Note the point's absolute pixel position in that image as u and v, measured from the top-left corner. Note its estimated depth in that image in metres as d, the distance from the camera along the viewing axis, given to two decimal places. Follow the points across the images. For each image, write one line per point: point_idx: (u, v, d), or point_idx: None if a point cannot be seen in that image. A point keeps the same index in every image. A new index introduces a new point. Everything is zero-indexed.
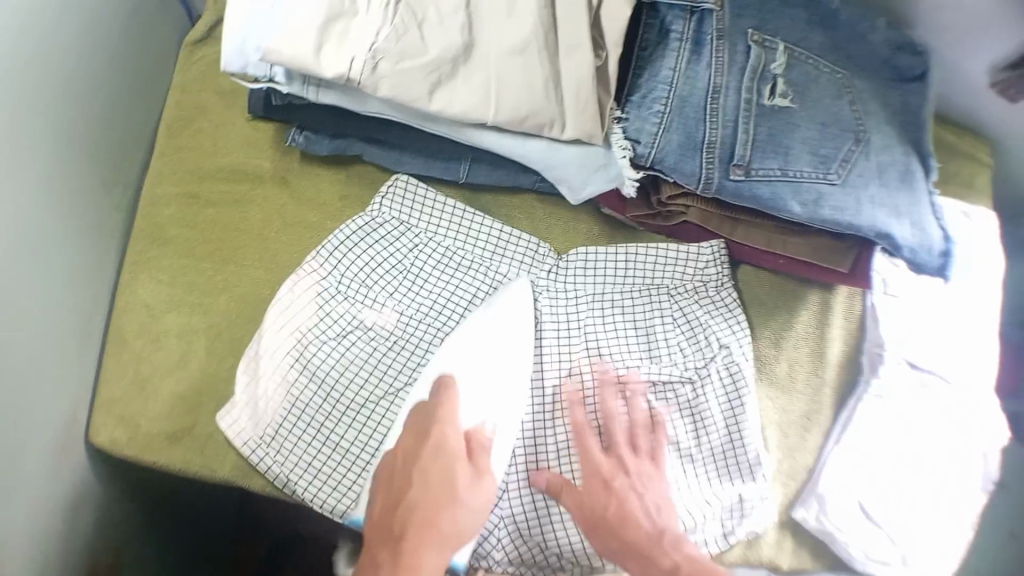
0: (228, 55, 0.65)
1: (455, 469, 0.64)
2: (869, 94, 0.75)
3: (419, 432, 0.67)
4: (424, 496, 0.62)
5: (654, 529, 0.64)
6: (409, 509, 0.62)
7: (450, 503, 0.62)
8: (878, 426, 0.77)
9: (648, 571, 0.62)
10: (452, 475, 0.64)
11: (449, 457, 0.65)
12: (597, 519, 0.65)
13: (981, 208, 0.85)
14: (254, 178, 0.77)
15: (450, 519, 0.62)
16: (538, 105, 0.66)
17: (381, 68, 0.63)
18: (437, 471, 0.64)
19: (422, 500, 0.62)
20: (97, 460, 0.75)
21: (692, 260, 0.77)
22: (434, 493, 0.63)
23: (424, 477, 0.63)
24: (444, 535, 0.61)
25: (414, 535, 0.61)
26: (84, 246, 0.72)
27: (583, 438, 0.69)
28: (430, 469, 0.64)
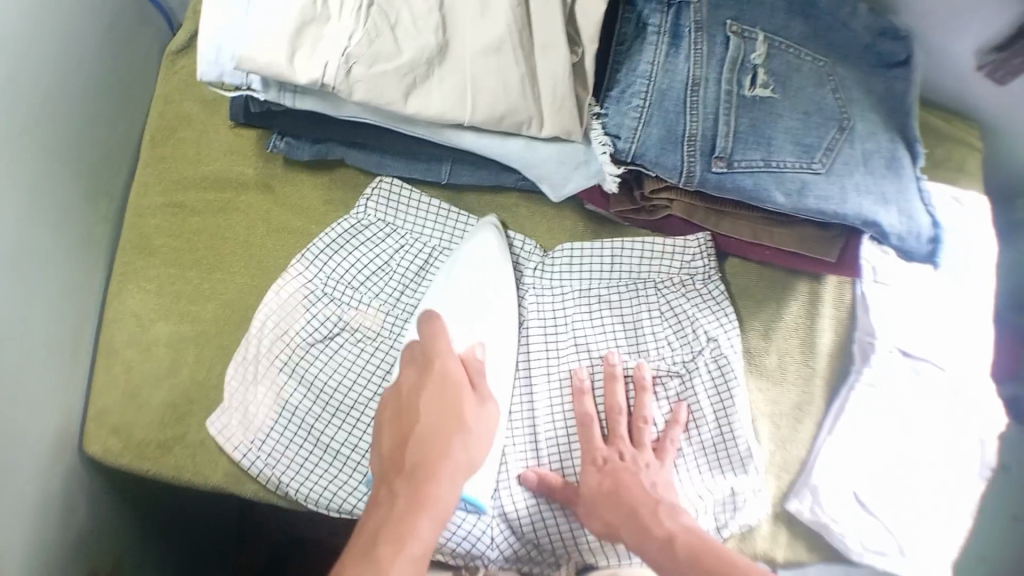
0: (203, 64, 0.65)
1: (460, 401, 0.65)
2: (852, 82, 0.74)
3: (421, 364, 0.68)
4: (432, 426, 0.63)
5: (650, 499, 0.65)
6: (419, 440, 0.63)
7: (457, 435, 0.63)
8: (880, 427, 0.76)
9: (643, 541, 0.62)
10: (459, 408, 0.65)
11: (454, 389, 0.66)
12: (595, 502, 0.67)
13: (973, 193, 0.85)
14: (237, 187, 0.77)
15: (460, 449, 0.63)
16: (515, 104, 0.66)
17: (355, 73, 0.63)
18: (445, 404, 0.65)
19: (431, 432, 0.63)
20: (93, 469, 0.75)
21: (677, 254, 0.76)
22: (443, 427, 0.63)
23: (431, 409, 0.64)
24: (458, 459, 0.62)
25: (429, 466, 0.61)
26: (71, 259, 0.72)
27: (587, 429, 0.71)
28: (438, 403, 0.65)
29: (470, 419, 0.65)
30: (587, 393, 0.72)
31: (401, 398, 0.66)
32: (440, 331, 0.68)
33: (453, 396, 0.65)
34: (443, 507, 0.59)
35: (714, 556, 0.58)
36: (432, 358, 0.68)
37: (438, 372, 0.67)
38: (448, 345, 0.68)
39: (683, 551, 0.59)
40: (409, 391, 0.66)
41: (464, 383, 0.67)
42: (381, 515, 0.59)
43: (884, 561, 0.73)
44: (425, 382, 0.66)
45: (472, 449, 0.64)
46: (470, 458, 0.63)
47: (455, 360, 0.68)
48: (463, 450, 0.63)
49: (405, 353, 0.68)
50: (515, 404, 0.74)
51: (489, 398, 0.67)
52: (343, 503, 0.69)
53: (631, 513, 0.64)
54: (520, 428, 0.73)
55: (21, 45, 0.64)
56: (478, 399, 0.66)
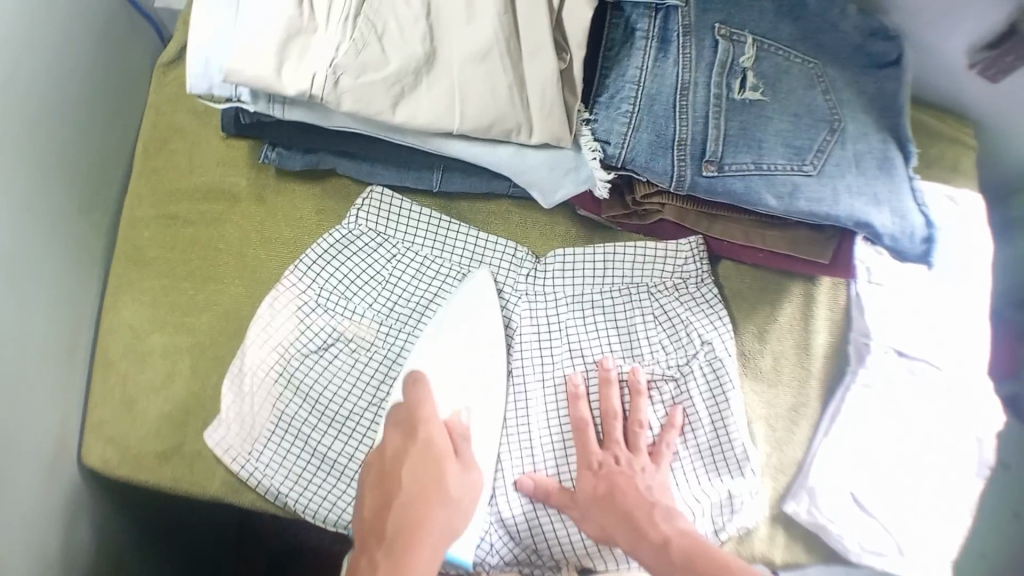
0: (192, 77, 0.65)
1: (443, 468, 0.66)
2: (842, 83, 0.74)
3: (405, 430, 0.68)
4: (414, 495, 0.65)
5: (645, 503, 0.65)
6: (400, 516, 0.64)
7: (438, 504, 0.65)
8: (882, 426, 0.76)
9: (639, 544, 0.62)
10: (439, 475, 0.66)
11: (438, 453, 0.67)
12: (590, 506, 0.67)
13: (967, 191, 0.84)
14: (229, 198, 0.77)
15: (439, 519, 0.64)
16: (503, 112, 0.66)
17: (342, 83, 0.63)
18: (426, 474, 0.66)
19: (413, 504, 0.64)
20: (91, 481, 0.76)
21: (670, 257, 0.76)
22: (424, 494, 0.65)
23: (413, 480, 0.66)
24: (436, 531, 0.64)
25: (408, 541, 0.62)
26: (66, 273, 0.72)
27: (582, 434, 0.71)
28: (421, 470, 0.66)
29: (451, 490, 0.66)
30: (582, 399, 0.72)
31: (384, 463, 0.66)
32: (426, 396, 0.69)
33: (435, 462, 0.67)
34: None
35: (709, 561, 0.59)
36: (415, 425, 0.68)
37: (420, 437, 0.68)
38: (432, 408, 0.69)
39: (679, 552, 0.60)
40: (390, 460, 0.67)
41: (447, 448, 0.68)
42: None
43: (881, 562, 0.73)
44: (408, 450, 0.67)
45: (451, 520, 0.65)
46: (450, 530, 0.64)
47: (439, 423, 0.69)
48: (442, 522, 0.64)
49: (391, 416, 0.69)
50: (510, 411, 0.73)
51: (471, 466, 0.68)
52: (341, 513, 0.69)
53: (626, 517, 0.65)
54: (515, 436, 0.73)
55: (11, 60, 0.64)
56: (460, 467, 0.67)
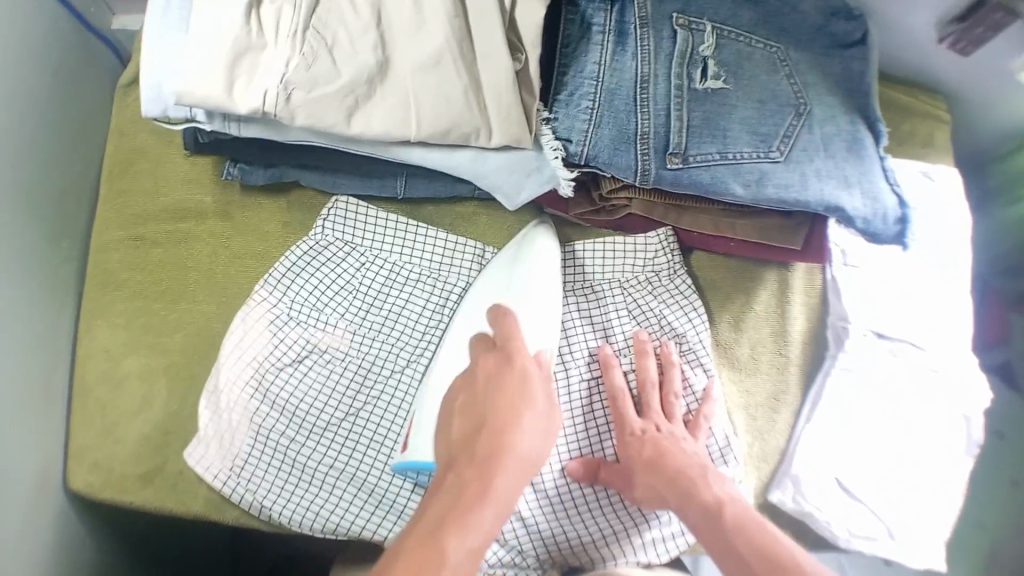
0: (146, 102, 0.65)
1: (533, 399, 0.62)
2: (805, 66, 0.74)
3: (498, 354, 0.66)
4: (501, 422, 0.60)
5: (693, 466, 0.66)
6: (488, 436, 0.60)
7: (523, 424, 0.61)
8: (866, 407, 0.76)
9: (688, 509, 0.63)
10: (530, 405, 0.62)
11: (530, 389, 0.63)
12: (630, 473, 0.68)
13: (943, 166, 0.83)
14: (195, 216, 0.77)
15: (521, 446, 0.60)
16: (460, 117, 0.66)
17: (294, 98, 0.63)
18: (516, 404, 0.61)
19: (499, 425, 0.60)
20: (79, 508, 0.76)
21: (640, 250, 0.75)
22: (514, 418, 0.61)
23: (501, 403, 0.62)
24: (517, 457, 0.59)
25: (493, 459, 0.59)
26: (39, 303, 0.72)
27: (619, 404, 0.70)
28: (510, 396, 0.62)
29: (536, 424, 0.61)
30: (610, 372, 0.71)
31: (476, 383, 0.64)
32: (517, 328, 0.67)
33: (529, 389, 0.63)
34: (502, 498, 0.57)
35: (761, 526, 0.60)
36: (512, 350, 0.66)
37: (517, 365, 0.64)
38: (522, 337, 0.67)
39: (731, 518, 0.61)
40: (475, 395, 0.63)
41: (539, 389, 0.63)
42: (447, 501, 0.56)
43: (872, 547, 0.75)
44: (500, 381, 0.63)
45: (535, 452, 0.61)
46: (530, 456, 0.60)
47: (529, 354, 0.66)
48: (528, 447, 0.60)
49: (476, 345, 0.67)
50: None
51: (552, 405, 0.64)
52: (326, 521, 0.70)
53: (669, 481, 0.65)
54: None
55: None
56: (545, 410, 0.63)
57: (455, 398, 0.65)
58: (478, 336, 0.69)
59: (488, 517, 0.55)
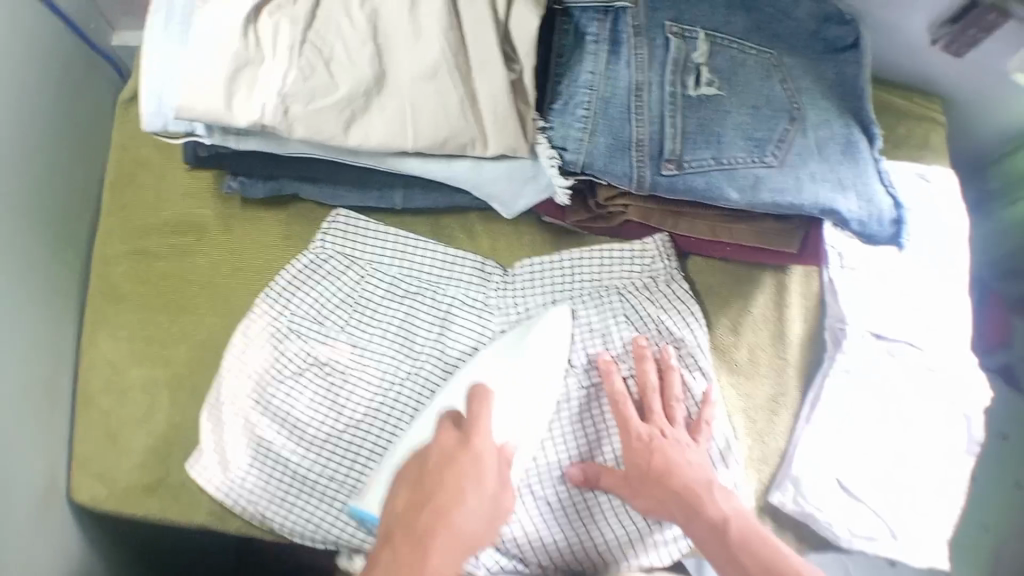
0: (146, 116, 0.66)
1: (481, 482, 0.62)
2: (800, 70, 0.75)
3: (459, 432, 0.66)
4: (444, 502, 0.60)
5: (699, 478, 0.66)
6: (430, 513, 0.60)
7: (466, 506, 0.61)
8: (864, 409, 0.77)
9: (695, 522, 0.64)
10: (478, 491, 0.62)
11: (481, 473, 0.63)
12: (636, 480, 0.68)
13: (938, 167, 0.84)
14: (197, 229, 0.78)
15: (462, 529, 0.60)
16: (456, 126, 0.67)
17: (292, 112, 0.64)
18: (465, 488, 0.61)
19: (442, 501, 0.60)
20: (84, 518, 0.77)
21: (638, 258, 0.76)
22: (457, 501, 0.61)
23: (451, 485, 0.61)
24: (457, 540, 0.59)
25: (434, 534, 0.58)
26: (44, 315, 0.73)
27: (621, 408, 0.71)
28: (460, 480, 0.62)
29: (480, 510, 0.61)
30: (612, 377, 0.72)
31: (433, 457, 0.64)
32: (486, 414, 0.66)
33: (480, 473, 0.63)
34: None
35: (770, 545, 0.61)
36: (472, 433, 0.65)
37: (472, 449, 0.64)
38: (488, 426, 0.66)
39: (738, 536, 0.62)
40: (424, 471, 0.63)
41: (488, 473, 0.63)
42: None
43: (872, 546, 0.75)
44: (451, 461, 0.63)
45: (478, 533, 0.61)
46: (470, 539, 0.60)
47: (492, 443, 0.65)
48: (471, 530, 0.60)
49: (442, 420, 0.66)
50: None
51: (500, 492, 0.64)
52: (327, 534, 0.71)
53: (674, 491, 0.66)
54: None
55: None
56: (492, 498, 0.63)
57: (406, 472, 0.64)
58: (448, 411, 0.68)
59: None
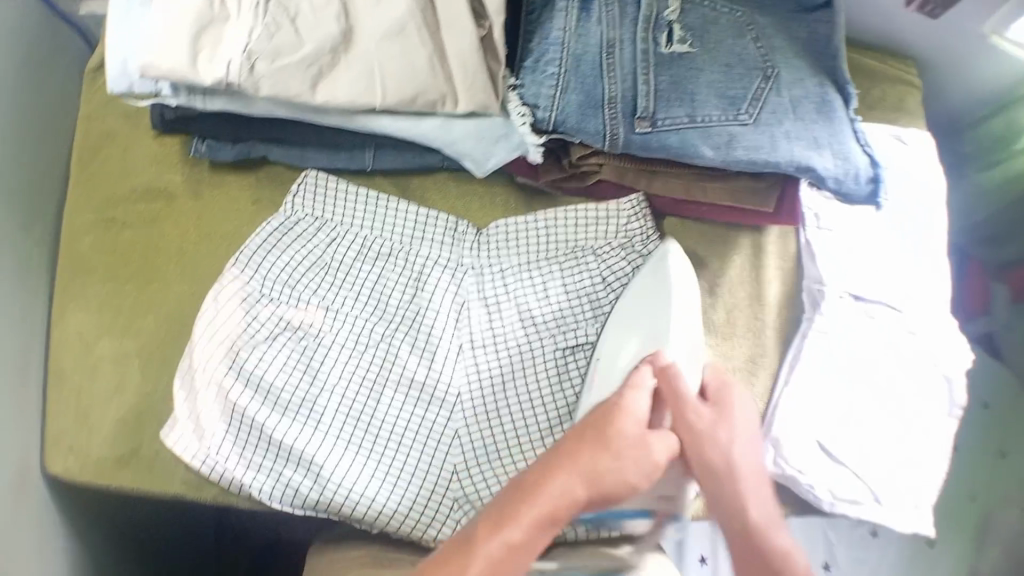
0: (112, 78, 0.65)
1: (621, 423, 0.55)
2: (772, 30, 0.74)
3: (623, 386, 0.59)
4: (574, 443, 0.55)
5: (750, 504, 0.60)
6: (560, 446, 0.56)
7: (597, 445, 0.54)
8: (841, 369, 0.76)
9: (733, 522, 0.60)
10: (619, 431, 0.55)
11: (623, 419, 0.56)
12: (708, 452, 0.59)
13: (914, 129, 0.83)
14: (165, 196, 0.77)
15: (587, 465, 0.54)
16: (425, 83, 0.66)
17: (258, 68, 0.62)
18: (604, 427, 0.55)
19: (574, 438, 0.55)
20: (55, 495, 0.75)
21: (613, 218, 0.75)
22: (583, 441, 0.55)
23: (580, 434, 0.55)
24: (582, 475, 0.54)
25: (563, 460, 0.54)
26: (13, 287, 0.72)
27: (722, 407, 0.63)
28: (599, 423, 0.56)
29: (625, 453, 0.54)
30: (678, 375, 0.60)
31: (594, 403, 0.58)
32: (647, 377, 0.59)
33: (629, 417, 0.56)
34: (554, 506, 0.53)
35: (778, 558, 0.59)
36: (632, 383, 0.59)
37: (622, 400, 0.57)
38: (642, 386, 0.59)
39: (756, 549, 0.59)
40: (580, 422, 0.57)
41: (637, 414, 0.56)
42: (495, 505, 0.53)
43: (856, 509, 0.74)
44: (604, 408, 0.57)
45: (614, 473, 0.54)
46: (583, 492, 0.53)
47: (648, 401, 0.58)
48: (605, 470, 0.54)
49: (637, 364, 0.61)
50: (470, 357, 0.74)
51: (653, 434, 0.57)
52: (307, 497, 0.69)
53: (740, 491, 0.60)
54: (467, 382, 0.74)
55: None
56: (654, 437, 0.57)
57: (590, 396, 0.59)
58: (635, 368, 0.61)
59: (525, 526, 0.52)
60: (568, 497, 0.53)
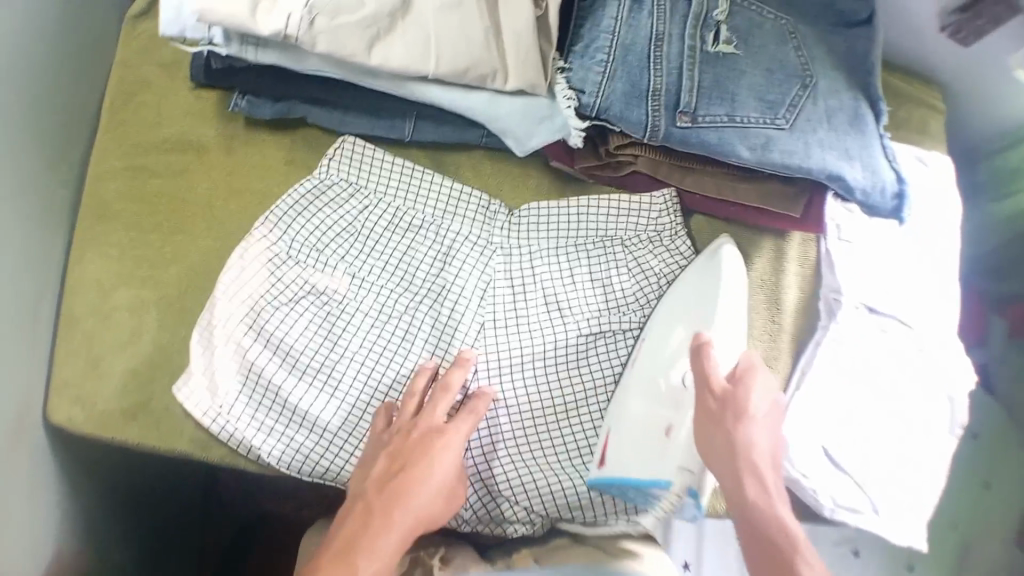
0: (165, 21, 0.65)
1: (441, 465, 0.64)
2: (813, 40, 0.75)
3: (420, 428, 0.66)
4: (403, 483, 0.63)
5: (757, 481, 0.65)
6: (392, 482, 0.63)
7: (424, 483, 0.63)
8: (852, 372, 0.77)
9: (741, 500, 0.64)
10: (444, 470, 0.64)
11: (435, 470, 0.64)
12: (709, 427, 0.67)
13: (936, 153, 0.85)
14: (197, 149, 0.77)
15: (419, 502, 0.63)
16: (479, 56, 0.66)
17: (317, 24, 0.62)
18: (430, 466, 0.64)
19: (413, 474, 0.63)
20: (57, 442, 0.74)
21: (645, 210, 0.76)
22: (418, 476, 0.63)
23: (407, 478, 0.63)
24: (413, 508, 0.62)
25: (403, 501, 0.62)
26: (36, 225, 0.71)
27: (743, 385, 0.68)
28: (427, 464, 0.64)
29: (443, 487, 0.64)
30: (711, 351, 0.68)
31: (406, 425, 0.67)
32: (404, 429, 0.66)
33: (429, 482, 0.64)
34: (402, 539, 0.61)
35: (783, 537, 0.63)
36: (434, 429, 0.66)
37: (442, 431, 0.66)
38: (455, 436, 0.66)
39: (760, 530, 0.63)
40: (394, 468, 0.64)
41: (457, 451, 0.66)
42: (351, 531, 0.61)
43: (855, 518, 0.75)
44: (421, 439, 0.65)
45: (439, 507, 0.64)
46: (426, 515, 0.63)
47: (442, 460, 0.65)
48: (426, 509, 0.63)
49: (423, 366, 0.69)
50: (493, 337, 0.74)
51: (453, 489, 0.65)
52: (317, 465, 0.71)
53: (743, 468, 0.65)
54: (485, 364, 0.74)
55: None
56: (448, 491, 0.65)
57: (384, 446, 0.66)
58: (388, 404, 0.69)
59: (381, 558, 0.60)
60: (412, 533, 0.62)
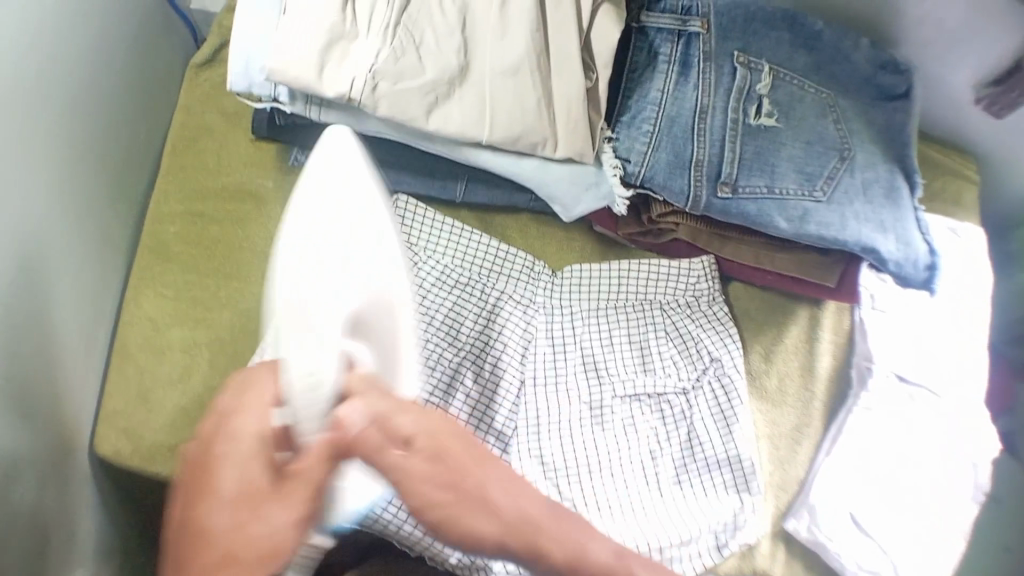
0: (234, 75, 0.68)
1: (224, 481, 0.43)
2: (852, 114, 0.77)
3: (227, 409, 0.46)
4: (193, 509, 0.44)
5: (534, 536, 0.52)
6: (182, 519, 0.44)
7: (211, 505, 0.43)
8: (883, 434, 0.77)
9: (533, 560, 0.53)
10: (230, 483, 0.43)
11: (220, 483, 0.43)
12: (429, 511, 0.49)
13: (969, 224, 0.86)
14: (254, 198, 0.80)
15: (221, 540, 0.43)
16: (533, 125, 0.68)
17: (380, 88, 0.65)
18: (219, 485, 0.43)
19: (206, 484, 0.44)
20: (106, 472, 0.77)
21: (683, 276, 0.80)
22: (206, 509, 0.43)
23: (195, 517, 0.43)
24: (210, 556, 0.43)
25: (198, 552, 0.43)
26: (91, 261, 0.74)
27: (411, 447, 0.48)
28: (213, 503, 0.43)
29: (252, 496, 0.43)
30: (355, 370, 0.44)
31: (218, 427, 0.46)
32: (218, 415, 0.46)
33: (225, 511, 0.43)
34: None
35: None
36: (233, 411, 0.45)
37: (232, 427, 0.45)
38: (245, 421, 0.44)
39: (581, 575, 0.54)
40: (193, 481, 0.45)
41: (253, 444, 0.44)
42: None
43: None
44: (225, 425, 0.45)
45: (265, 533, 0.43)
46: (244, 551, 0.43)
47: (235, 462, 0.43)
48: (238, 539, 0.43)
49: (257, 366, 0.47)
50: (535, 393, 0.76)
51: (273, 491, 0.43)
52: None
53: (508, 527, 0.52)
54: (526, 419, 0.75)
55: (37, 38, 0.64)
56: (261, 495, 0.43)
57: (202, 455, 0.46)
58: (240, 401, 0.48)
59: None
60: None
